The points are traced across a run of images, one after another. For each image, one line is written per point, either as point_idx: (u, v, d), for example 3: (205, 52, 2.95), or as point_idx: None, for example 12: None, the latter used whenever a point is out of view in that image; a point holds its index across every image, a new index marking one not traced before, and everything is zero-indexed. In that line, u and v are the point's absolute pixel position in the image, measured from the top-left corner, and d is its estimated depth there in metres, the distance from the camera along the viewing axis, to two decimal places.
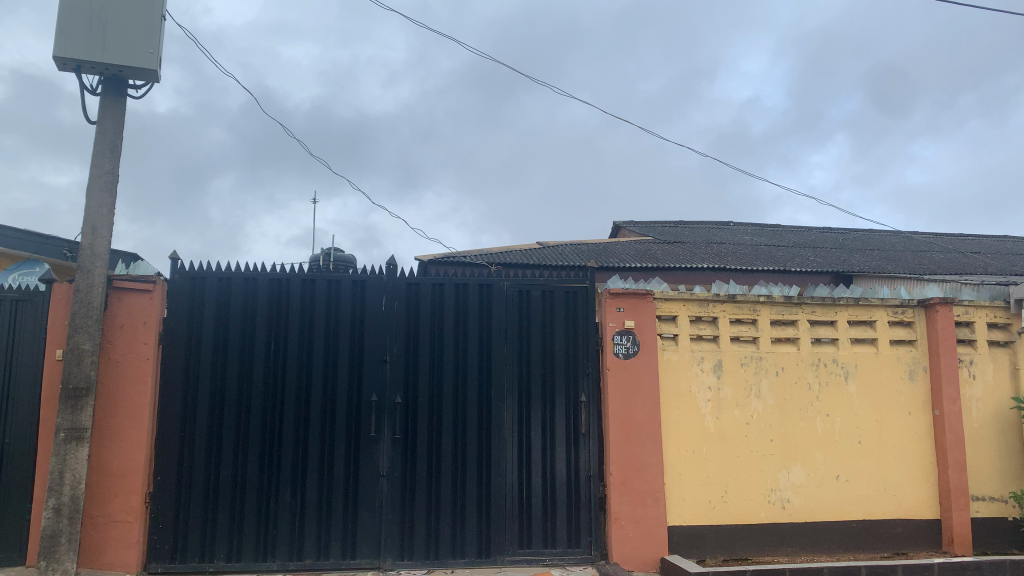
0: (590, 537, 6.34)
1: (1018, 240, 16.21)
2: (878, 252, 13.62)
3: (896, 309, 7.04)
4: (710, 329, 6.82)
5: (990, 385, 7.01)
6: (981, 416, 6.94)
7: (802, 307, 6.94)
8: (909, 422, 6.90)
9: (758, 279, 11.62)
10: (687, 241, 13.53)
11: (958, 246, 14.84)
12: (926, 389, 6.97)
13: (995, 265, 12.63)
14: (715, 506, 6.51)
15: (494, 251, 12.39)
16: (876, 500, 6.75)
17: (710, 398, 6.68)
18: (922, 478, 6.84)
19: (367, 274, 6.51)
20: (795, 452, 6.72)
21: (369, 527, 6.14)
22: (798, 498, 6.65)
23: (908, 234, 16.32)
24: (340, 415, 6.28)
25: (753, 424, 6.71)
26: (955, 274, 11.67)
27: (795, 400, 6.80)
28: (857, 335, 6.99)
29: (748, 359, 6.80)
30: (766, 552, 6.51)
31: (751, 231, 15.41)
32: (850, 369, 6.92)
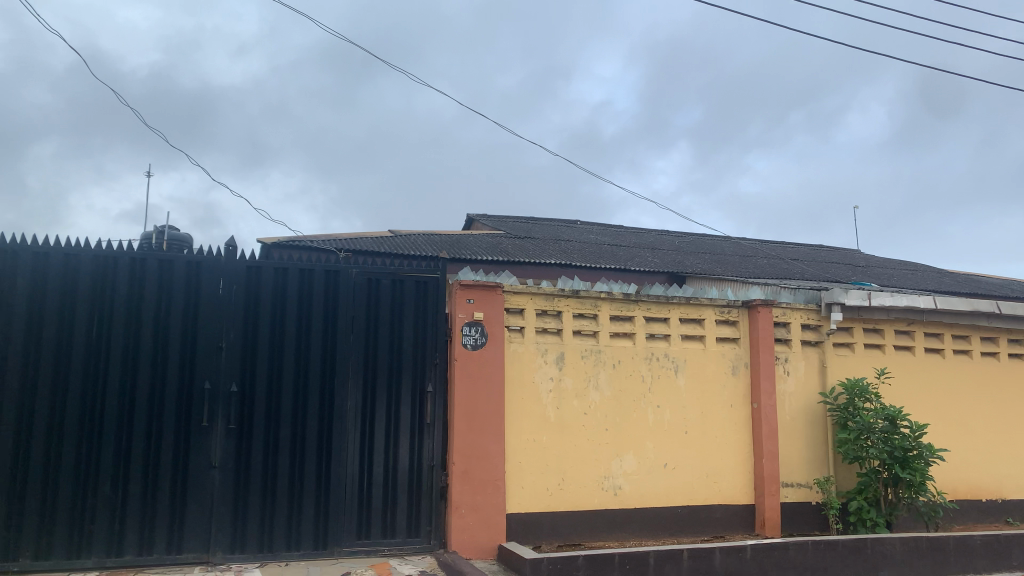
0: (429, 526, 6.36)
1: (830, 250, 17.80)
2: (710, 255, 14.50)
3: (722, 309, 7.53)
4: (554, 322, 7.01)
5: (801, 381, 7.65)
6: (792, 409, 7.57)
7: (639, 304, 7.28)
8: (732, 415, 7.41)
9: (601, 276, 12.05)
10: (536, 237, 13.83)
11: (780, 253, 16.09)
12: (746, 383, 7.51)
13: (811, 272, 13.78)
14: (552, 494, 6.71)
15: (343, 237, 12.13)
16: (698, 486, 7.20)
17: (552, 389, 6.87)
18: (740, 465, 7.37)
19: (205, 255, 6.18)
20: (628, 442, 7.05)
21: (198, 519, 5.85)
22: (628, 485, 6.98)
23: (737, 240, 17.51)
24: (169, 402, 5.93)
25: (591, 415, 6.96)
26: (777, 279, 12.62)
27: (630, 392, 7.13)
28: (688, 332, 7.42)
29: (588, 352, 7.05)
30: (598, 537, 6.78)
31: (597, 230, 15.99)
32: (680, 364, 7.34)
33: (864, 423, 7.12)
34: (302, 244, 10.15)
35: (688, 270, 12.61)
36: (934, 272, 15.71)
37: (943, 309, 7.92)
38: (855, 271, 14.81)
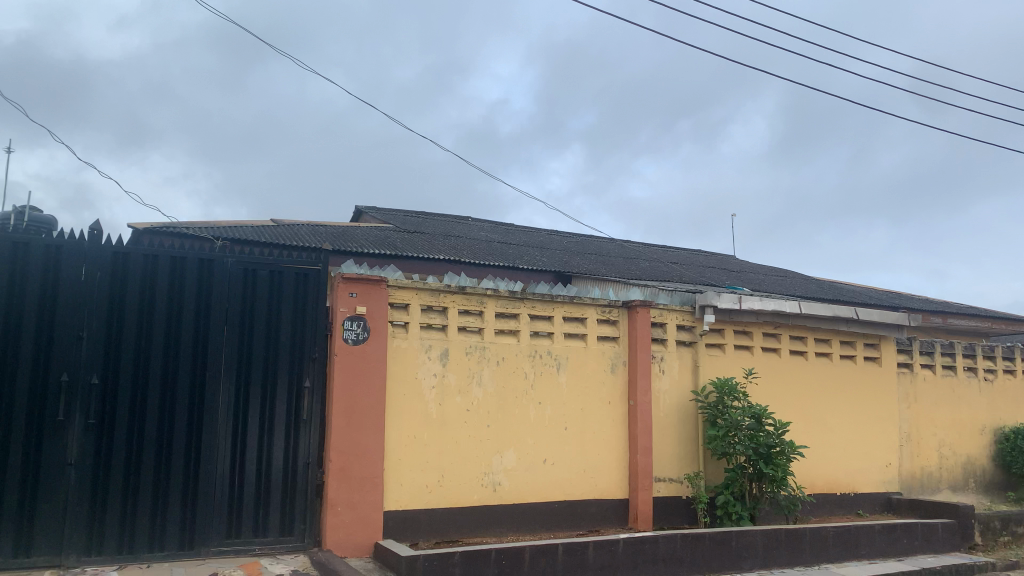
0: (303, 525, 6.21)
1: (709, 255, 18.57)
2: (596, 256, 14.83)
3: (604, 308, 7.70)
4: (439, 318, 6.97)
5: (675, 379, 7.93)
6: (667, 407, 7.84)
7: (524, 301, 7.34)
8: (609, 412, 7.60)
9: (488, 273, 12.09)
10: (425, 232, 13.74)
11: (662, 256, 16.65)
12: (624, 381, 7.72)
13: (690, 275, 14.32)
14: (431, 491, 6.68)
15: (222, 225, 11.66)
16: (576, 481, 7.34)
17: (435, 385, 6.83)
18: (616, 461, 7.57)
19: (65, 239, 5.79)
20: (508, 438, 7.10)
21: (50, 520, 5.48)
22: (508, 481, 7.03)
23: (621, 242, 17.98)
24: (20, 396, 5.52)
25: (473, 411, 6.97)
26: (658, 281, 13.05)
27: (512, 389, 7.18)
28: (570, 330, 7.55)
29: (472, 349, 7.05)
30: (475, 534, 6.80)
31: (486, 227, 16.05)
32: (562, 361, 7.46)
33: (731, 420, 7.46)
34: (176, 230, 9.68)
35: (574, 269, 12.85)
36: (801, 278, 16.64)
37: (806, 313, 8.39)
38: (730, 276, 15.50)
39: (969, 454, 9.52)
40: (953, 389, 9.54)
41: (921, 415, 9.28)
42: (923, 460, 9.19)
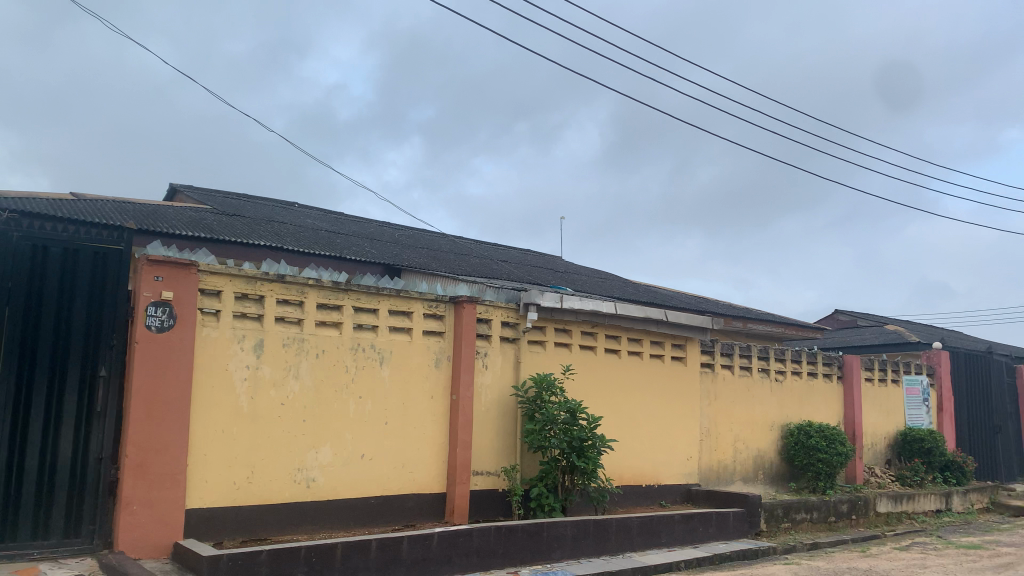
0: (92, 526, 5.73)
1: (536, 255, 19.06)
2: (426, 250, 14.79)
3: (430, 303, 7.67)
4: (255, 308, 6.66)
5: (497, 375, 8.05)
6: (488, 402, 7.95)
7: (348, 293, 7.17)
8: (431, 406, 7.59)
9: (312, 263, 11.72)
10: (247, 216, 13.10)
11: (492, 254, 16.89)
12: (447, 376, 7.74)
13: (517, 274, 14.63)
14: (239, 488, 6.37)
15: (11, 195, 10.51)
16: (394, 476, 7.27)
17: (247, 377, 6.51)
18: (435, 455, 7.58)
19: None
20: (325, 433, 6.91)
21: None
22: (323, 477, 6.84)
23: (452, 237, 18.05)
24: None
25: (288, 405, 6.71)
26: (486, 278, 13.21)
27: (331, 382, 6.99)
28: (395, 324, 7.46)
29: (290, 340, 6.79)
30: (286, 531, 6.56)
31: (314, 215, 15.56)
32: (384, 355, 7.35)
33: (548, 415, 7.70)
34: None
35: (402, 262, 12.75)
36: (622, 281, 17.47)
37: (622, 314, 8.79)
38: (555, 276, 15.98)
39: (759, 448, 10.37)
40: (748, 389, 10.36)
41: (719, 412, 10.00)
42: (719, 454, 9.92)
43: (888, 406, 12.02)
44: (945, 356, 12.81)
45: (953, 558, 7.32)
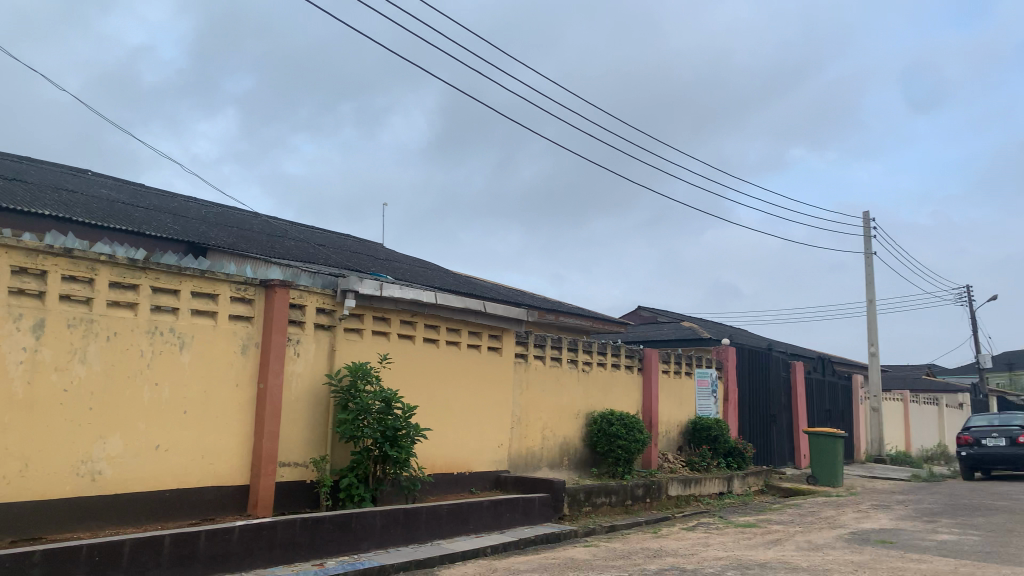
0: None
1: (355, 240, 18.69)
2: (236, 229, 14.05)
3: (239, 286, 7.27)
4: (36, 284, 5.99)
5: (309, 363, 7.80)
6: (298, 390, 7.68)
7: (147, 272, 6.64)
8: (236, 394, 7.22)
9: (105, 237, 10.76)
10: (29, 181, 11.79)
11: (308, 237, 16.36)
12: (255, 363, 7.39)
13: (334, 259, 14.26)
14: (10, 483, 5.72)
15: None
16: (192, 468, 6.85)
17: (23, 361, 5.86)
18: (239, 446, 7.22)
19: None
20: (114, 422, 6.37)
21: None
22: (111, 470, 6.31)
23: (266, 217, 17.28)
24: None
25: (71, 391, 6.12)
26: (301, 262, 12.76)
27: (123, 367, 6.46)
28: (199, 307, 7.01)
29: (76, 321, 6.19)
30: (65, 530, 5.99)
31: (110, 185, 14.31)
32: (186, 340, 6.90)
33: (362, 404, 7.58)
34: None
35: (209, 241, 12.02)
36: (440, 270, 17.54)
37: (440, 303, 8.81)
38: (374, 263, 15.76)
39: (565, 436, 10.80)
40: (558, 379, 10.76)
41: (530, 402, 10.32)
42: (528, 442, 10.23)
43: (682, 397, 12.94)
44: (731, 351, 14.03)
45: (731, 536, 8.02)
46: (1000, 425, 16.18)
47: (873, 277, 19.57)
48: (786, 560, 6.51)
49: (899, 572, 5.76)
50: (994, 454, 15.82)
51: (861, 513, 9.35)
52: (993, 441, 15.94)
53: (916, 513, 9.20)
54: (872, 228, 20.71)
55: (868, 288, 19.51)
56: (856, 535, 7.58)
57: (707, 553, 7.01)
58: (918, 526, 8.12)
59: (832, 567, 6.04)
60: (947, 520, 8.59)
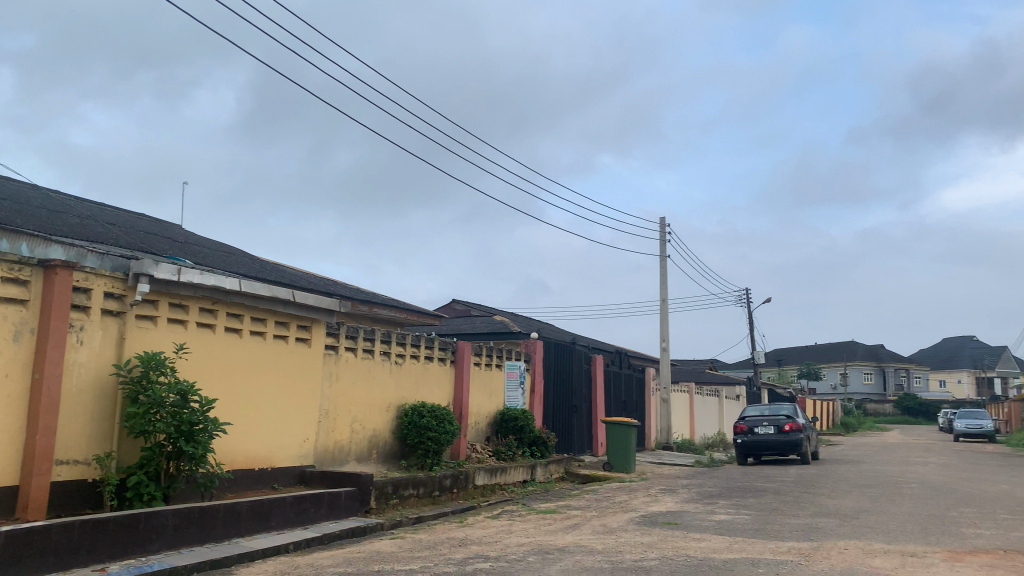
0: None
1: (151, 221, 17.37)
2: (9, 202, 12.58)
3: (12, 265, 6.52)
4: None
5: (94, 352, 7.16)
6: (80, 382, 7.03)
7: None
8: (5, 385, 6.47)
9: None
10: None
11: (96, 214, 14.98)
12: (28, 351, 6.66)
13: (126, 239, 13.17)
14: None
15: None
16: None
17: None
18: (7, 443, 6.47)
19: None
20: None
21: None
22: None
23: (46, 191, 15.62)
24: None
25: None
26: (87, 242, 11.66)
27: None
28: None
29: None
30: None
31: None
32: None
33: (154, 397, 7.07)
34: None
35: None
36: (246, 257, 16.72)
37: (246, 291, 8.41)
38: (172, 246, 14.72)
39: (375, 428, 10.68)
40: (369, 371, 10.62)
41: (339, 394, 10.11)
42: (335, 435, 10.02)
43: (492, 389, 13.22)
44: (538, 345, 14.57)
45: (533, 523, 8.33)
46: (770, 415, 18.01)
47: (668, 278, 21.05)
48: (583, 544, 6.86)
49: (682, 550, 6.25)
50: (764, 441, 17.58)
51: (651, 497, 10.05)
52: (764, 429, 17.72)
53: (698, 496, 10.03)
54: (669, 232, 22.28)
55: (664, 288, 20.96)
56: (646, 518, 8.13)
57: (511, 540, 7.23)
58: (699, 508, 8.86)
59: (624, 548, 6.45)
60: (723, 501, 9.44)
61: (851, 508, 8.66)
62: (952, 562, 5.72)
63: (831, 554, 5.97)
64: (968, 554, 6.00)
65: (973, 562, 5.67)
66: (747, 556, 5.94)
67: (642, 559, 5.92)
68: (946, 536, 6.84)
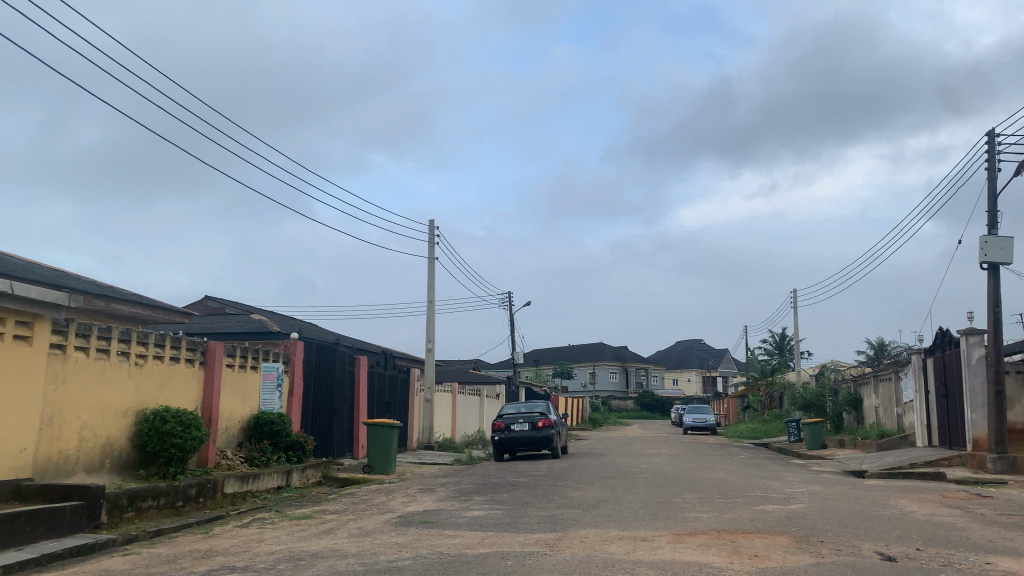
0: None
1: None
2: None
3: None
4: None
5: None
6: None
7: None
8: None
9: None
10: None
11: None
12: None
13: None
14: None
15: None
16: None
17: None
18: None
19: None
20: None
21: None
22: None
23: None
24: None
25: None
26: None
27: None
28: None
29: None
30: None
31: None
32: None
33: None
34: None
35: None
36: None
37: None
38: None
39: (108, 436, 9.71)
40: (103, 372, 9.65)
41: (65, 398, 9.07)
42: (60, 444, 8.98)
43: (246, 392, 12.56)
44: (298, 345, 14.14)
45: (285, 529, 8.03)
46: (525, 412, 18.88)
47: (434, 280, 21.34)
48: (337, 548, 6.74)
49: (436, 548, 6.35)
50: (519, 437, 18.37)
51: (408, 497, 10.11)
52: (519, 426, 18.52)
53: (454, 494, 10.24)
54: (436, 234, 22.58)
55: (429, 290, 21.21)
56: (403, 518, 8.16)
57: (260, 548, 6.92)
58: (455, 505, 9.05)
59: (378, 549, 6.42)
60: (478, 498, 9.73)
61: (593, 499, 9.30)
62: (676, 543, 6.34)
63: (574, 543, 6.38)
64: (688, 536, 6.69)
65: (692, 543, 6.34)
66: (497, 550, 6.17)
67: (395, 560, 5.94)
68: (672, 520, 7.58)
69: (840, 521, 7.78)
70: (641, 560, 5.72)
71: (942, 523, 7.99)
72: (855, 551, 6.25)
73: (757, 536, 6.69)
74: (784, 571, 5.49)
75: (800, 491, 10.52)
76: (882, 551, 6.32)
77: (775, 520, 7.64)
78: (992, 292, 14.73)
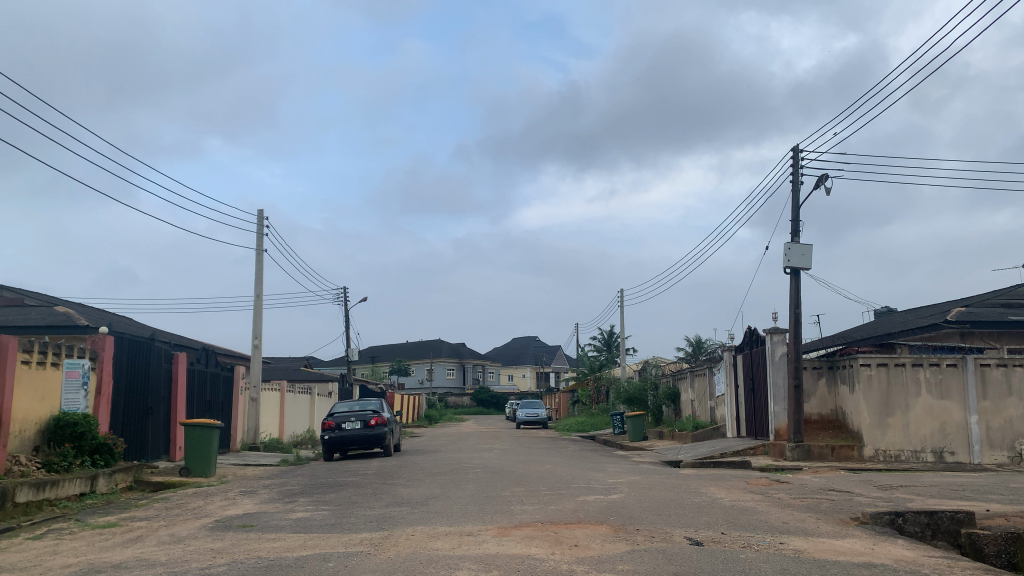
0: None
1: None
2: None
3: None
4: None
5: None
6: None
7: None
8: None
9: None
10: None
11: None
12: None
13: None
14: None
15: None
16: None
17: None
18: None
19: None
20: None
21: None
22: None
23: None
24: None
25: None
26: None
27: None
28: None
29: None
30: None
31: None
32: None
33: None
34: None
35: None
36: None
37: None
38: None
39: None
40: None
41: None
42: None
43: (45, 391, 11.45)
44: (108, 341, 13.17)
45: (86, 540, 7.41)
46: (357, 410, 18.58)
47: (262, 274, 20.52)
48: (144, 557, 6.29)
49: (255, 552, 6.10)
50: (351, 437, 18.04)
51: (227, 500, 9.65)
52: (350, 425, 18.17)
53: (277, 495, 9.89)
54: (265, 226, 21.69)
55: (258, 284, 20.38)
56: (219, 523, 7.78)
57: (56, 561, 6.33)
58: (278, 507, 8.74)
59: (190, 557, 6.07)
60: (303, 499, 9.45)
61: (422, 496, 9.29)
62: (500, 537, 6.46)
63: (398, 541, 6.32)
64: (513, 529, 6.82)
65: (516, 536, 6.48)
66: (318, 552, 6.01)
67: (209, 567, 5.64)
68: (498, 514, 7.72)
69: (654, 509, 8.24)
70: (465, 555, 5.77)
71: (745, 507, 8.65)
72: (666, 537, 6.64)
73: (577, 527, 6.94)
74: (601, 560, 5.72)
75: (620, 482, 11.02)
76: (690, 536, 6.73)
77: (596, 510, 7.96)
78: (793, 295, 16.11)
